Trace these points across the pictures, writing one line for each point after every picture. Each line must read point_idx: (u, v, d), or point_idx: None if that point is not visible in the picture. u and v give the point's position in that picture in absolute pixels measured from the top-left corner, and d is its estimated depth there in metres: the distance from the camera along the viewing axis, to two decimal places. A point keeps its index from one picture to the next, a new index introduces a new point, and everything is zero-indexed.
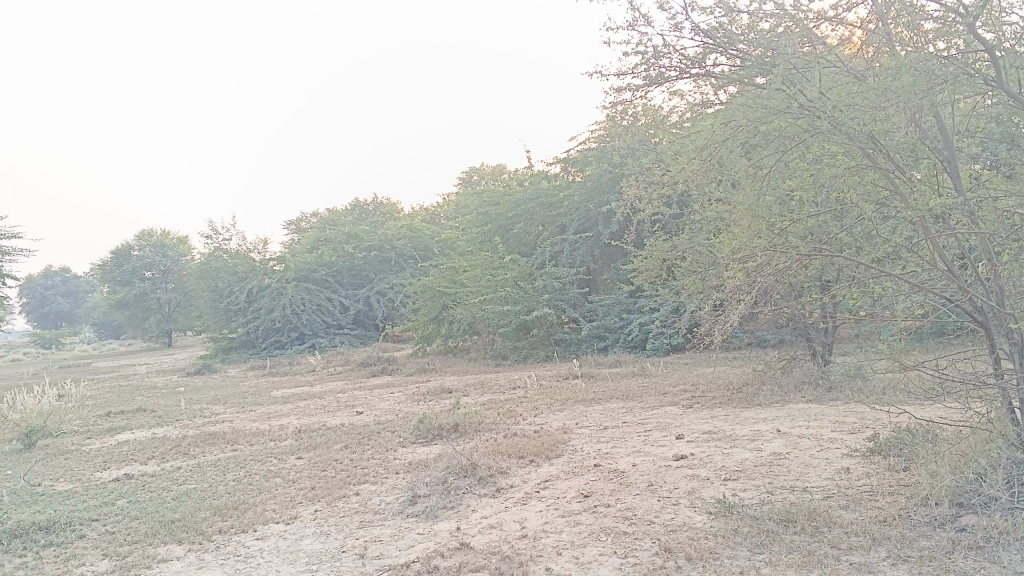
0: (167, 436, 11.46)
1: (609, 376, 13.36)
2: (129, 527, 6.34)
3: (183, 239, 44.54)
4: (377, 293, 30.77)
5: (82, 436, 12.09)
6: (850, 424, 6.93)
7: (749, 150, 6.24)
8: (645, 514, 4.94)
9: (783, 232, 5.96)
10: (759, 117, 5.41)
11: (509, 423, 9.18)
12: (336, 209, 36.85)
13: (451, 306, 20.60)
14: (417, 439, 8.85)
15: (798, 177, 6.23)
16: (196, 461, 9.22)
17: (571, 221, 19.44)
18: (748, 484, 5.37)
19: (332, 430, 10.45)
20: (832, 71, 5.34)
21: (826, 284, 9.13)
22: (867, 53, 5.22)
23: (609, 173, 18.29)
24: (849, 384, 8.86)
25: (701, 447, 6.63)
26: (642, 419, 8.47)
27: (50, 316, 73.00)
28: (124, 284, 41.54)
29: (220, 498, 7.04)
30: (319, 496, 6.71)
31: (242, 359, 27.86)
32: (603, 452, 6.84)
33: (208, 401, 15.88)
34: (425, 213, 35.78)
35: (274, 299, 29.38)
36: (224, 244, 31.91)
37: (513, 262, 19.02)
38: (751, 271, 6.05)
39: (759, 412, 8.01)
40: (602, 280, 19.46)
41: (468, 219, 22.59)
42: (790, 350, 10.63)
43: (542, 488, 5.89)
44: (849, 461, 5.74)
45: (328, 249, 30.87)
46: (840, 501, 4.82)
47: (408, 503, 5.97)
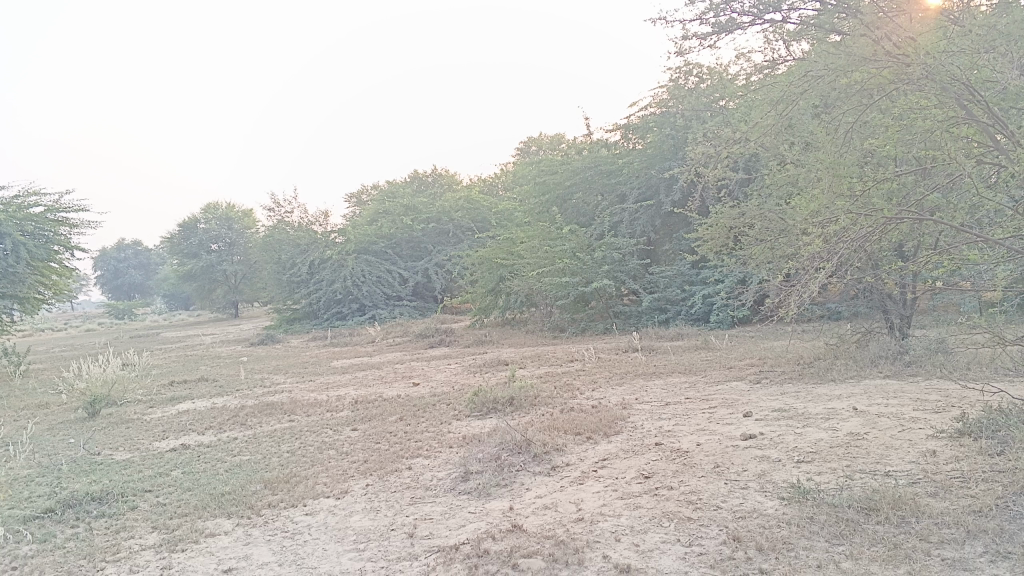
0: (226, 406, 11.50)
1: (671, 348, 12.94)
2: (181, 499, 6.27)
3: (248, 212, 45.21)
4: (435, 265, 30.69)
5: (144, 405, 12.24)
6: (934, 402, 6.42)
7: (827, 107, 5.78)
8: (711, 498, 4.60)
9: (865, 195, 5.48)
10: (841, 67, 4.96)
11: (566, 397, 8.89)
12: (394, 180, 36.83)
13: (508, 278, 20.33)
14: (472, 412, 8.62)
15: (882, 137, 5.76)
16: (252, 432, 9.19)
17: (630, 189, 18.95)
18: (824, 467, 4.97)
19: (387, 402, 10.33)
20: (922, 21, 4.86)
21: (907, 251, 8.55)
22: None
23: (671, 139, 17.67)
24: (930, 358, 8.30)
25: (770, 425, 6.23)
26: (706, 395, 8.07)
27: (123, 287, 75.24)
28: (191, 256, 42.43)
29: (272, 470, 6.94)
30: (371, 469, 6.55)
31: (304, 329, 28.19)
32: (665, 430, 6.49)
33: (268, 371, 15.98)
34: (484, 184, 35.50)
35: (334, 271, 29.49)
36: (286, 216, 32.25)
37: (572, 232, 18.60)
38: (828, 238, 5.60)
39: (833, 389, 7.54)
40: (663, 250, 18.94)
41: (525, 189, 22.22)
42: (864, 324, 10.08)
43: (600, 467, 5.59)
44: (934, 443, 5.27)
45: (387, 220, 30.91)
46: (928, 488, 4.40)
47: (461, 480, 5.73)
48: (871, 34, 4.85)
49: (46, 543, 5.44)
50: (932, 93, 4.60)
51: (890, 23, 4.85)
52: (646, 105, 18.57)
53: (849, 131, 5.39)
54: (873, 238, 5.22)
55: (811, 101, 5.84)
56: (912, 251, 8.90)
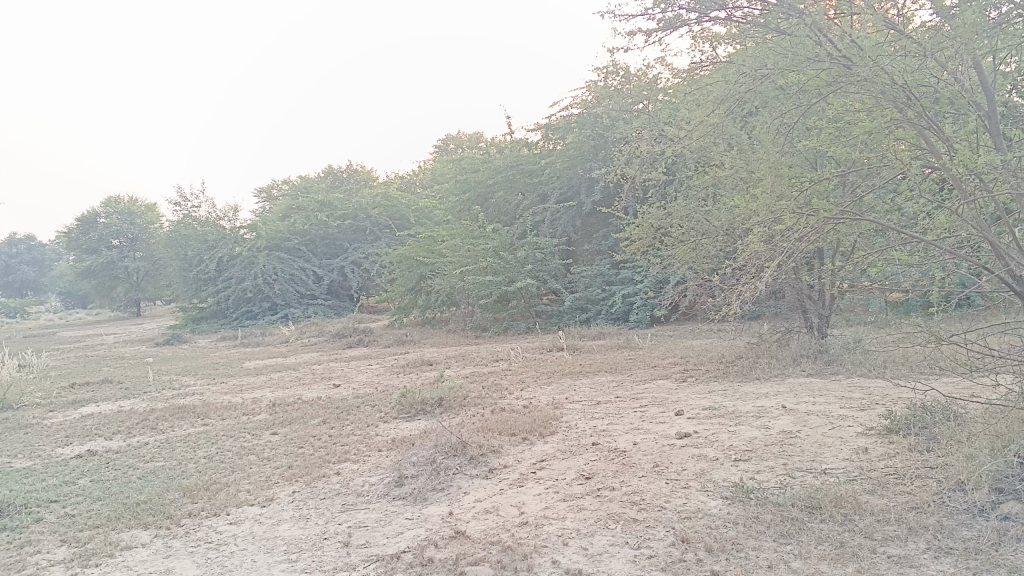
0: (134, 409, 10.92)
1: (595, 347, 12.98)
2: (91, 509, 5.86)
3: (152, 206, 43.41)
4: (351, 264, 30.13)
5: (43, 409, 11.49)
6: (859, 400, 6.58)
7: (766, 108, 5.87)
8: (655, 499, 4.56)
9: (800, 195, 5.57)
10: (785, 67, 5.03)
11: (495, 397, 8.77)
12: (309, 176, 35.98)
13: (429, 277, 20.09)
14: (399, 414, 8.40)
15: (817, 139, 5.87)
16: (164, 436, 8.72)
17: (552, 189, 18.98)
18: (761, 465, 5.00)
19: (308, 404, 9.98)
20: (862, 28, 4.97)
21: (828, 253, 8.78)
22: (904, 8, 4.82)
23: (593, 140, 17.79)
24: (849, 356, 8.55)
25: (704, 424, 6.26)
26: (635, 394, 8.09)
27: (14, 283, 71.19)
28: (91, 252, 40.47)
29: (189, 477, 6.57)
30: (298, 475, 6.28)
31: (213, 329, 27.21)
32: (600, 430, 6.44)
33: (177, 372, 15.30)
34: (401, 181, 35.06)
35: (245, 268, 28.57)
36: (194, 211, 31.09)
37: (494, 231, 18.49)
38: (764, 237, 5.67)
39: (759, 388, 7.66)
40: (583, 250, 19.05)
41: (446, 186, 22.00)
42: (783, 323, 10.32)
43: (538, 468, 5.49)
44: (865, 440, 5.39)
45: (301, 217, 30.14)
46: (865, 485, 4.47)
47: (394, 484, 5.53)
48: (815, 36, 4.93)
49: None
50: (872, 96, 4.69)
51: (832, 27, 4.94)
52: (567, 105, 18.63)
53: (788, 131, 5.46)
54: (810, 239, 5.30)
55: (749, 101, 5.92)
56: (831, 252, 9.15)
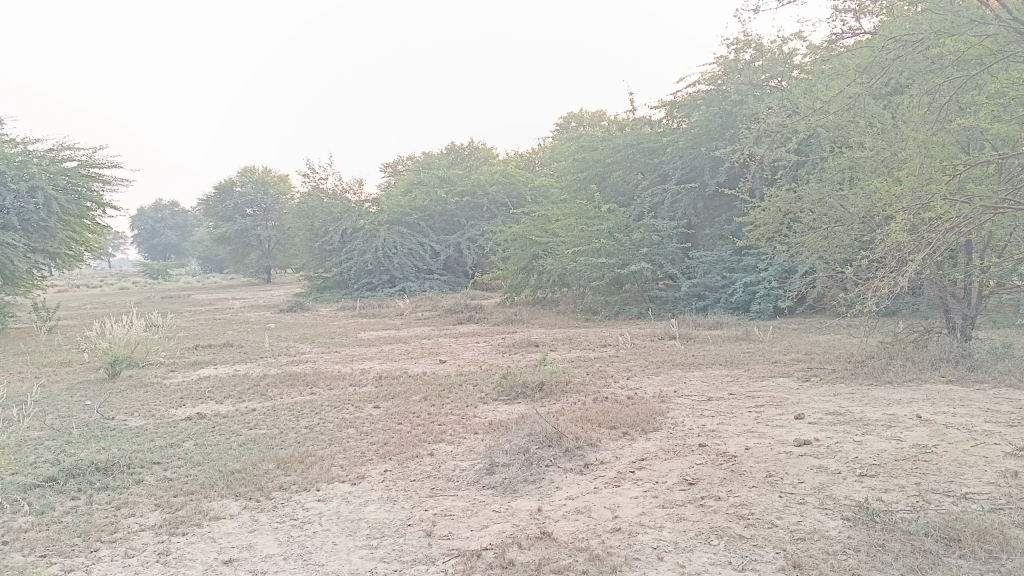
0: (248, 374, 11.21)
1: (710, 337, 12.36)
2: (188, 474, 5.92)
3: (284, 177, 45.12)
4: (468, 240, 30.22)
5: (166, 368, 11.99)
6: (1008, 414, 5.84)
7: (917, 80, 5.33)
8: (765, 514, 4.11)
9: (952, 182, 4.98)
10: (942, 33, 4.54)
11: (600, 385, 8.41)
12: (430, 150, 36.33)
13: (542, 256, 19.83)
14: (499, 395, 8.17)
15: (975, 118, 5.28)
16: (271, 403, 8.84)
17: (673, 169, 18.29)
18: (890, 483, 4.45)
19: (412, 379, 9.93)
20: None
21: (979, 246, 7.92)
22: None
23: (719, 118, 16.97)
24: (996, 363, 7.68)
25: (825, 430, 5.69)
26: (751, 391, 7.54)
27: (158, 247, 75.91)
28: (226, 220, 42.43)
29: (287, 448, 6.56)
30: (391, 453, 6.13)
31: (333, 299, 27.95)
32: (709, 430, 5.98)
33: (293, 339, 15.68)
34: (520, 159, 34.86)
35: (366, 241, 29.21)
36: (320, 182, 31.94)
37: (610, 213, 17.98)
38: (909, 227, 5.09)
39: (891, 393, 6.97)
40: (703, 234, 18.30)
41: (563, 165, 21.64)
42: (921, 323, 9.43)
43: (638, 468, 5.12)
44: (1015, 461, 4.72)
45: (421, 192, 30.56)
46: (1015, 517, 3.87)
47: (486, 472, 5.28)
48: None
49: (43, 516, 5.10)
50: None
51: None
52: (694, 82, 17.87)
53: (941, 109, 4.91)
54: (961, 231, 4.68)
55: (896, 74, 5.37)
56: (980, 246, 8.29)
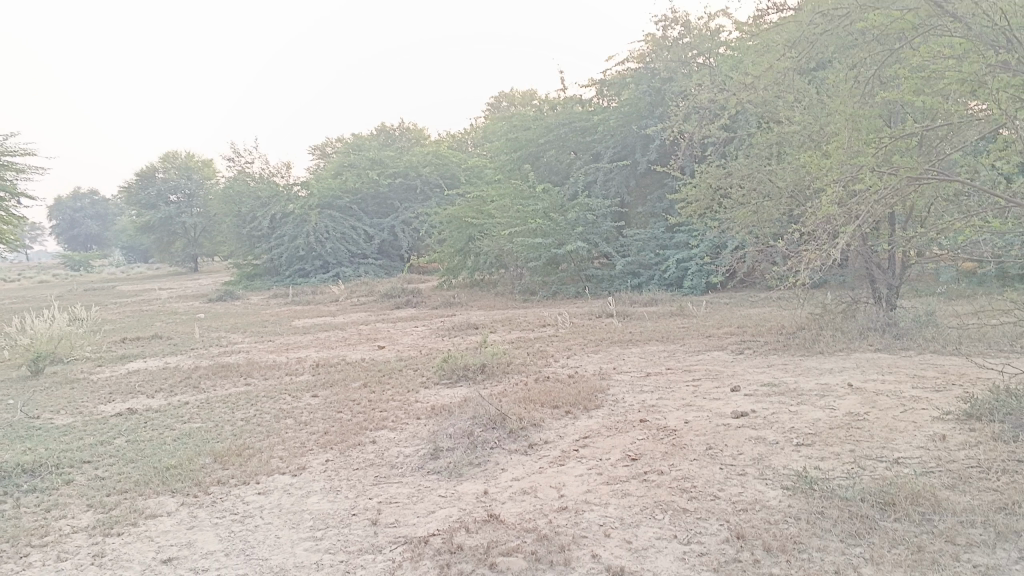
0: (179, 366, 10.90)
1: (646, 314, 12.52)
2: (121, 472, 5.72)
3: (209, 163, 43.88)
4: (402, 223, 29.93)
5: (92, 363, 11.56)
6: (933, 380, 6.06)
7: (843, 56, 5.45)
8: (707, 486, 4.18)
9: (879, 155, 5.11)
10: (868, 7, 4.65)
11: (540, 365, 8.43)
12: (361, 132, 35.78)
13: (478, 237, 19.77)
14: (440, 379, 8.12)
15: (899, 92, 5.43)
16: (204, 396, 8.61)
17: (605, 148, 18.40)
18: (825, 451, 4.57)
19: (351, 365, 9.79)
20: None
21: (902, 217, 8.18)
22: None
23: (649, 97, 17.12)
24: (920, 331, 7.97)
25: (762, 402, 5.82)
26: (688, 366, 7.66)
27: (79, 237, 73.16)
28: (150, 208, 41.09)
29: (224, 440, 6.40)
30: (332, 442, 6.04)
31: (265, 286, 27.38)
32: (650, 405, 6.05)
33: (226, 329, 15.31)
34: (452, 140, 34.62)
35: (298, 226, 28.66)
36: (248, 167, 31.16)
37: (544, 192, 18.01)
38: (838, 200, 5.21)
39: (822, 363, 7.16)
40: (637, 212, 18.51)
41: (496, 146, 21.57)
42: (848, 294, 9.71)
43: (582, 446, 5.15)
44: (941, 425, 4.91)
45: (353, 175, 30.10)
46: (944, 479, 4.02)
47: (430, 457, 5.24)
48: None
49: None
50: (968, 38, 4.26)
51: None
52: (624, 60, 17.98)
53: (868, 83, 5.04)
54: (889, 202, 4.82)
55: (823, 49, 5.48)
56: (902, 217, 8.57)
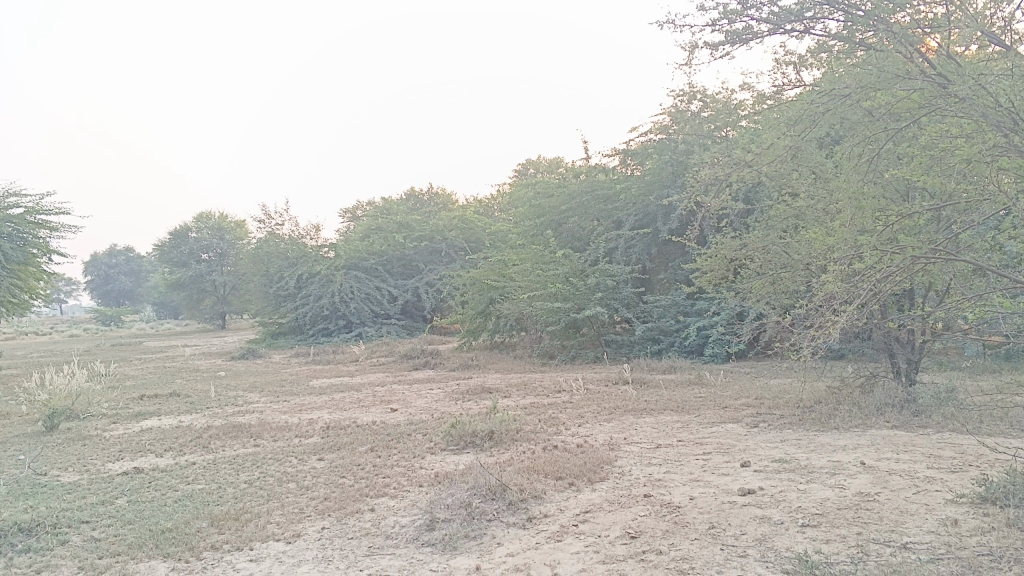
0: (192, 425, 10.88)
1: (664, 382, 12.36)
2: (117, 534, 5.67)
3: (240, 222, 44.67)
4: (426, 284, 30.06)
5: (107, 420, 11.59)
6: (949, 460, 5.88)
7: (851, 131, 5.49)
8: (705, 568, 4.03)
9: (886, 230, 5.10)
10: (873, 84, 4.73)
11: (550, 433, 8.31)
12: (389, 196, 36.30)
13: (499, 301, 19.79)
14: (448, 445, 8.02)
15: (908, 169, 5.44)
16: (212, 456, 8.56)
17: (627, 215, 18.47)
18: (831, 534, 4.41)
19: (361, 429, 9.72)
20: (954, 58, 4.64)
21: (920, 291, 8.07)
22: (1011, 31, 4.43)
23: (671, 166, 17.24)
24: (940, 407, 7.77)
25: (770, 479, 5.66)
26: (700, 438, 7.50)
27: (112, 293, 74.35)
28: (181, 265, 41.77)
29: (223, 503, 6.33)
30: (330, 509, 5.95)
31: (287, 345, 27.52)
32: (655, 479, 5.91)
33: (244, 388, 15.34)
34: (479, 205, 34.98)
35: (323, 286, 28.92)
36: (277, 228, 31.63)
37: (565, 257, 18.05)
38: (846, 275, 5.17)
39: (837, 438, 6.98)
40: (658, 279, 18.47)
41: (519, 211, 21.73)
42: (867, 367, 9.53)
43: (581, 521, 5.01)
44: (954, 508, 4.73)
45: (379, 237, 30.42)
46: (953, 567, 3.84)
47: (425, 528, 5.14)
48: (903, 50, 4.63)
49: None
50: (973, 118, 4.29)
51: (922, 44, 4.61)
52: (646, 130, 18.17)
53: (874, 158, 5.07)
54: (896, 279, 4.78)
55: (829, 125, 5.51)
56: (921, 291, 8.45)
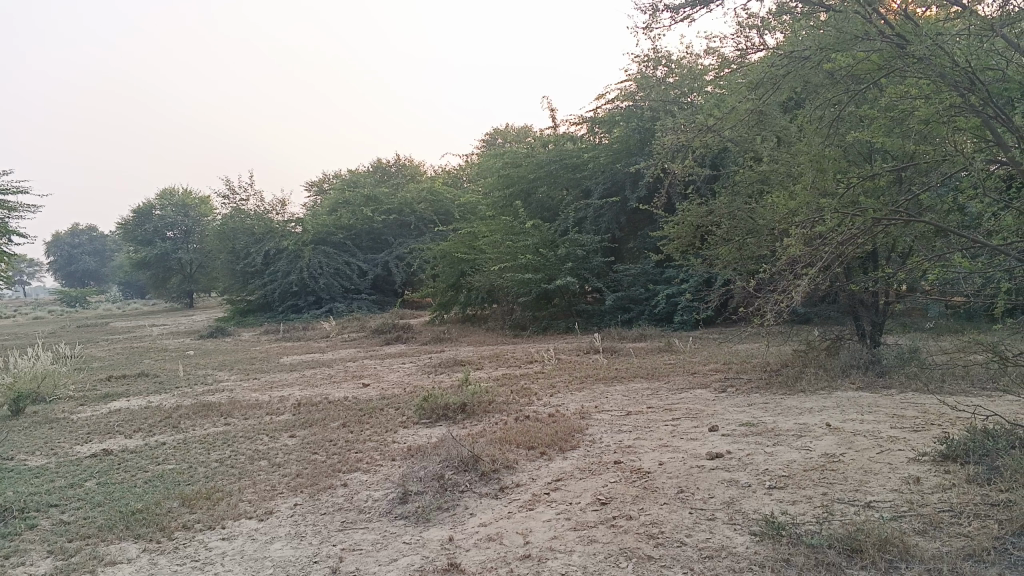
0: (162, 405, 10.78)
1: (635, 350, 12.45)
2: (87, 517, 5.61)
3: (205, 199, 44.00)
4: (396, 258, 29.88)
5: (74, 402, 11.44)
6: (912, 420, 5.99)
7: (813, 96, 5.51)
8: (675, 532, 4.09)
9: (849, 193, 5.15)
10: (834, 47, 4.75)
11: (522, 404, 8.34)
12: (356, 169, 35.90)
13: (469, 273, 19.75)
14: (420, 418, 8.03)
15: (869, 132, 5.48)
16: (183, 436, 8.50)
17: (595, 184, 18.46)
18: (798, 495, 4.49)
19: (333, 404, 9.69)
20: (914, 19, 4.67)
21: (883, 255, 8.18)
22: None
23: (638, 134, 17.22)
24: (904, 368, 7.91)
25: (738, 443, 5.74)
26: (670, 405, 7.58)
27: (76, 273, 73.09)
28: (145, 244, 41.13)
29: (194, 483, 6.30)
30: (303, 485, 5.94)
31: (257, 322, 27.30)
32: (626, 446, 5.96)
33: (213, 366, 15.21)
34: (447, 176, 34.74)
35: (291, 262, 28.65)
36: (242, 204, 31.19)
37: (535, 228, 18.02)
38: (809, 240, 5.22)
39: (803, 401, 7.09)
40: (628, 248, 18.53)
41: (487, 182, 21.63)
42: (833, 330, 9.67)
43: (553, 490, 5.05)
44: (916, 467, 4.83)
45: (347, 211, 30.13)
46: (915, 524, 3.93)
47: (398, 502, 5.15)
48: (863, 12, 4.64)
49: None
50: (932, 80, 4.33)
51: (881, 6, 4.63)
52: (613, 98, 18.11)
53: (836, 122, 5.11)
54: (858, 241, 4.83)
55: (791, 89, 5.52)
56: (884, 255, 8.56)
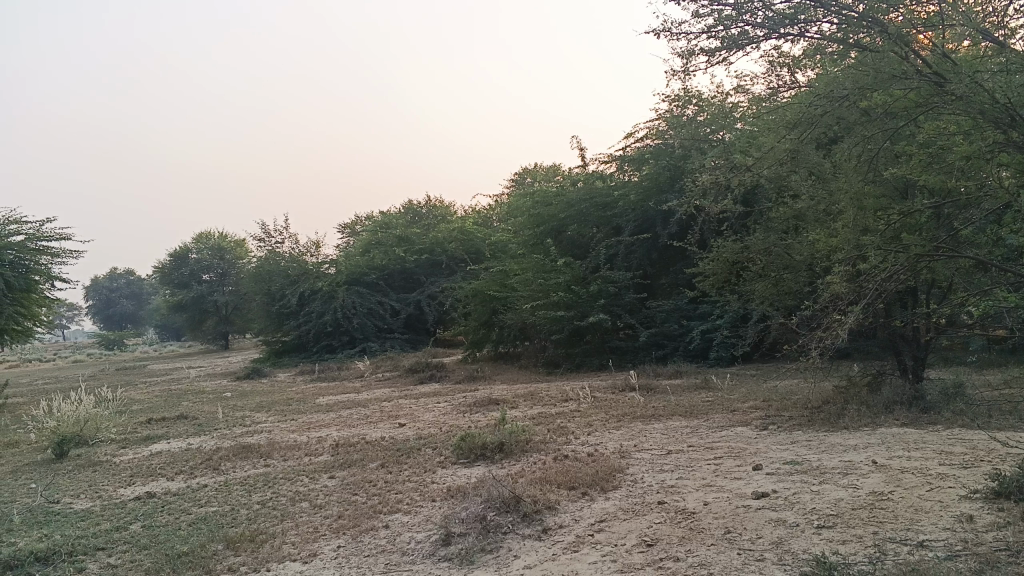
0: (202, 447, 10.88)
1: (671, 387, 12.36)
2: (134, 560, 5.67)
3: (239, 242, 44.73)
4: (428, 297, 30.02)
5: (116, 445, 11.59)
6: (961, 456, 5.87)
7: (850, 132, 5.54)
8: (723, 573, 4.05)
9: (889, 229, 5.14)
10: (870, 85, 4.78)
11: (560, 443, 8.32)
12: (387, 210, 36.29)
13: (502, 311, 19.79)
14: (458, 459, 8.02)
15: (907, 168, 5.49)
16: (223, 478, 8.57)
17: (626, 221, 18.49)
18: (847, 534, 4.42)
19: (370, 445, 9.72)
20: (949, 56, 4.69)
21: (922, 289, 8.10)
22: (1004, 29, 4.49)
23: (668, 171, 17.27)
24: (948, 403, 7.78)
25: (783, 481, 5.67)
26: (710, 443, 7.51)
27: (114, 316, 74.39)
28: (182, 286, 41.82)
29: (237, 526, 6.34)
30: (345, 527, 5.96)
31: (291, 363, 27.51)
32: (669, 486, 5.91)
33: (250, 407, 15.34)
34: (478, 215, 34.96)
35: (325, 303, 28.93)
36: (277, 246, 31.64)
37: (567, 266, 18.06)
38: (850, 276, 5.21)
39: (847, 437, 6.99)
40: (660, 284, 18.48)
41: (518, 221, 21.75)
42: (873, 365, 9.54)
43: (597, 531, 5.02)
44: (968, 505, 4.73)
45: (379, 251, 30.41)
46: (971, 564, 3.85)
47: (442, 544, 5.15)
48: (898, 50, 4.67)
49: None
50: (971, 115, 4.35)
51: (916, 45, 4.66)
52: (642, 136, 18.20)
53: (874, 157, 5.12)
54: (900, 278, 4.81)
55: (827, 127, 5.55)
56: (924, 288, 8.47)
